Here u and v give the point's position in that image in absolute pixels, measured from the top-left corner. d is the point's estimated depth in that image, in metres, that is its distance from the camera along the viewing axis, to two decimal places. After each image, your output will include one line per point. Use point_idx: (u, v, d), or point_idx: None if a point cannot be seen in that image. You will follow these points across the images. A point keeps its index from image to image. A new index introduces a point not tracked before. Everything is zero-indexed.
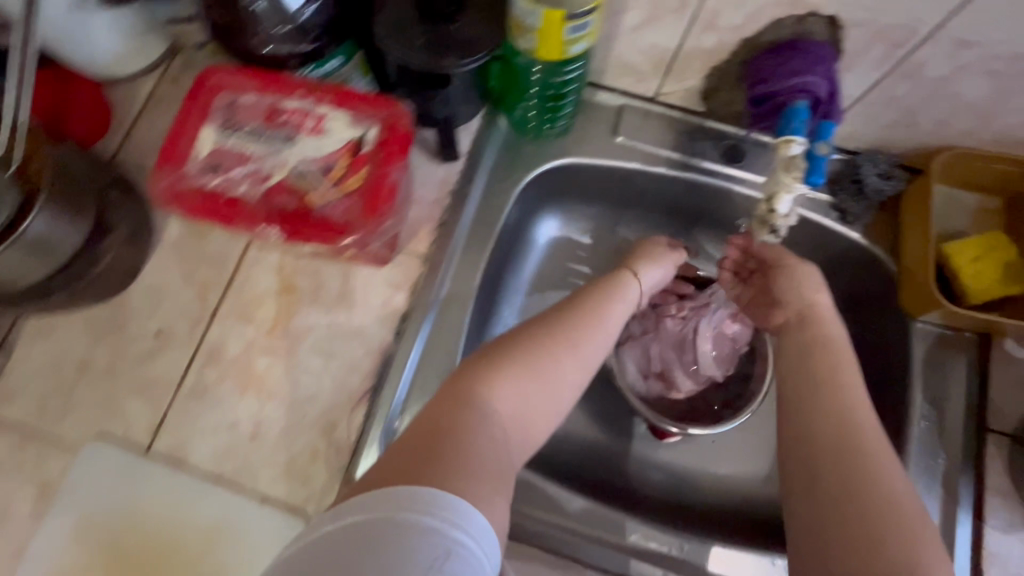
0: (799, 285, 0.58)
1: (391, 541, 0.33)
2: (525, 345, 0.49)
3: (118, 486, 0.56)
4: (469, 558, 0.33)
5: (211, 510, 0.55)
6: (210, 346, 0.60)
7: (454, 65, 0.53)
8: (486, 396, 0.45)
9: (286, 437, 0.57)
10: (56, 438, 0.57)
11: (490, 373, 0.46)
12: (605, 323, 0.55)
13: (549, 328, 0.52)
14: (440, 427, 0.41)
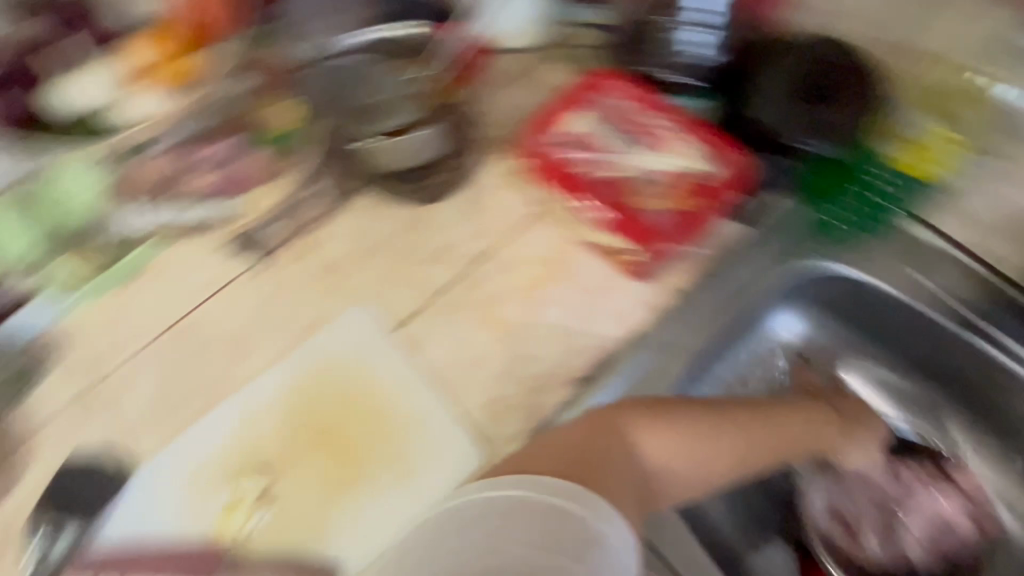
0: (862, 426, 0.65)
1: (546, 512, 0.44)
2: (694, 423, 0.56)
3: (365, 347, 0.66)
4: (608, 544, 0.42)
5: (422, 402, 0.63)
6: (476, 276, 0.69)
7: (795, 140, 0.61)
8: (644, 441, 0.54)
9: (499, 381, 0.63)
10: (340, 286, 0.69)
11: (650, 423, 0.55)
12: (763, 434, 0.59)
13: (739, 410, 0.59)
14: (597, 445, 0.53)
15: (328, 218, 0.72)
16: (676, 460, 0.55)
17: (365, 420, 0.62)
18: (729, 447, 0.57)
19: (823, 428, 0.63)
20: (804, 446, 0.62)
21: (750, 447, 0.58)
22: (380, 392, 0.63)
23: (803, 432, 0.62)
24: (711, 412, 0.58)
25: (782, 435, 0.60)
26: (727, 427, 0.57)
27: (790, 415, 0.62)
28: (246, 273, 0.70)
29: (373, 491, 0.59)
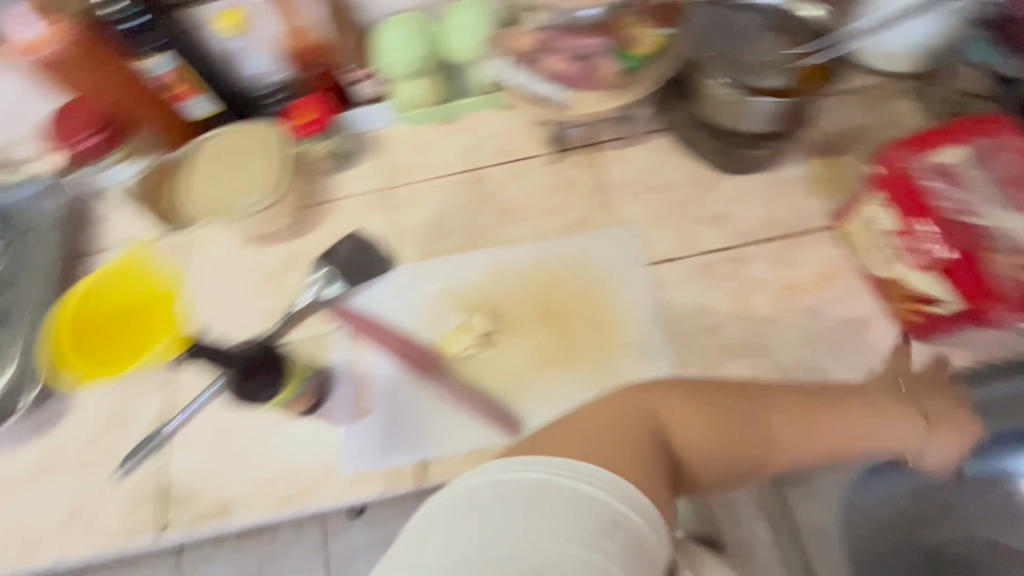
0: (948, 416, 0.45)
1: (548, 498, 0.35)
2: (728, 405, 0.44)
3: (619, 266, 0.69)
4: (629, 521, 0.35)
5: (648, 334, 0.65)
6: (741, 254, 0.69)
7: None
8: (668, 423, 0.42)
9: (726, 356, 0.64)
10: (614, 206, 0.74)
11: (671, 399, 0.43)
12: (840, 428, 0.44)
13: (801, 399, 0.45)
14: (620, 438, 0.39)
15: (627, 145, 0.78)
16: (721, 450, 0.43)
17: (595, 324, 0.66)
18: (773, 440, 0.44)
19: (904, 431, 0.45)
20: (879, 452, 0.46)
21: (798, 446, 0.44)
22: (618, 308, 0.67)
23: (887, 430, 0.45)
24: (745, 397, 0.45)
25: (854, 442, 0.45)
26: (770, 425, 0.44)
27: (866, 408, 0.45)
28: (541, 158, 0.78)
29: (577, 384, 0.63)
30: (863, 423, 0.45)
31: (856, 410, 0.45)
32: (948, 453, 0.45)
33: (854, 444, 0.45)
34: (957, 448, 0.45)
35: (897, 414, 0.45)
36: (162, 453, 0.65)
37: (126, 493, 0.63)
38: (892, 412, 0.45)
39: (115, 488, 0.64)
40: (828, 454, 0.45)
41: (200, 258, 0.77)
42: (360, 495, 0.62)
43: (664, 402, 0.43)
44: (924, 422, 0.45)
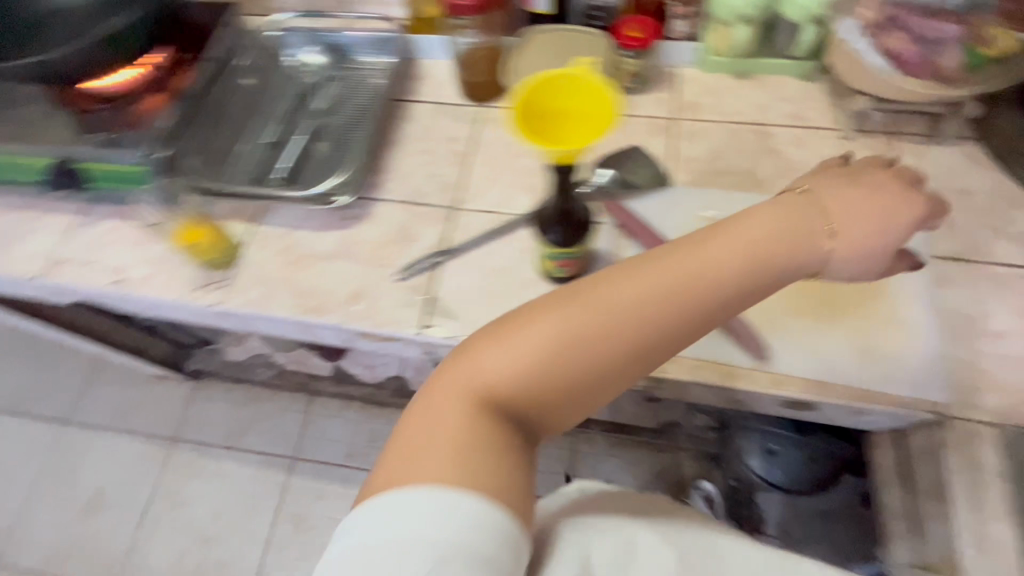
0: (862, 213, 0.49)
1: (403, 540, 0.37)
2: (560, 319, 0.43)
3: None
4: (499, 520, 0.38)
5: (921, 320, 0.64)
6: None
7: None
8: (494, 376, 0.42)
9: (999, 364, 0.62)
10: None
11: (486, 346, 0.43)
12: (711, 264, 0.45)
13: (658, 258, 0.45)
14: (467, 413, 0.42)
15: (930, 142, 0.77)
16: (606, 365, 0.44)
17: (864, 292, 0.67)
18: (608, 337, 0.43)
19: (806, 231, 0.48)
20: (808, 259, 0.48)
21: (663, 325, 0.44)
22: (891, 285, 0.67)
23: (799, 231, 0.48)
24: (569, 292, 0.44)
25: (718, 265, 0.46)
26: (603, 318, 0.43)
27: (716, 237, 0.47)
28: (834, 132, 0.79)
29: (835, 339, 0.65)
30: (710, 243, 0.46)
31: (715, 237, 0.47)
32: (912, 216, 0.50)
33: (723, 274, 0.45)
34: (877, 216, 0.49)
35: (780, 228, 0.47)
36: (436, 271, 0.75)
37: (402, 292, 0.75)
38: (752, 212, 0.48)
39: (394, 285, 0.75)
40: (699, 296, 0.45)
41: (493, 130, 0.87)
42: None
43: (466, 364, 0.43)
44: (827, 233, 0.48)
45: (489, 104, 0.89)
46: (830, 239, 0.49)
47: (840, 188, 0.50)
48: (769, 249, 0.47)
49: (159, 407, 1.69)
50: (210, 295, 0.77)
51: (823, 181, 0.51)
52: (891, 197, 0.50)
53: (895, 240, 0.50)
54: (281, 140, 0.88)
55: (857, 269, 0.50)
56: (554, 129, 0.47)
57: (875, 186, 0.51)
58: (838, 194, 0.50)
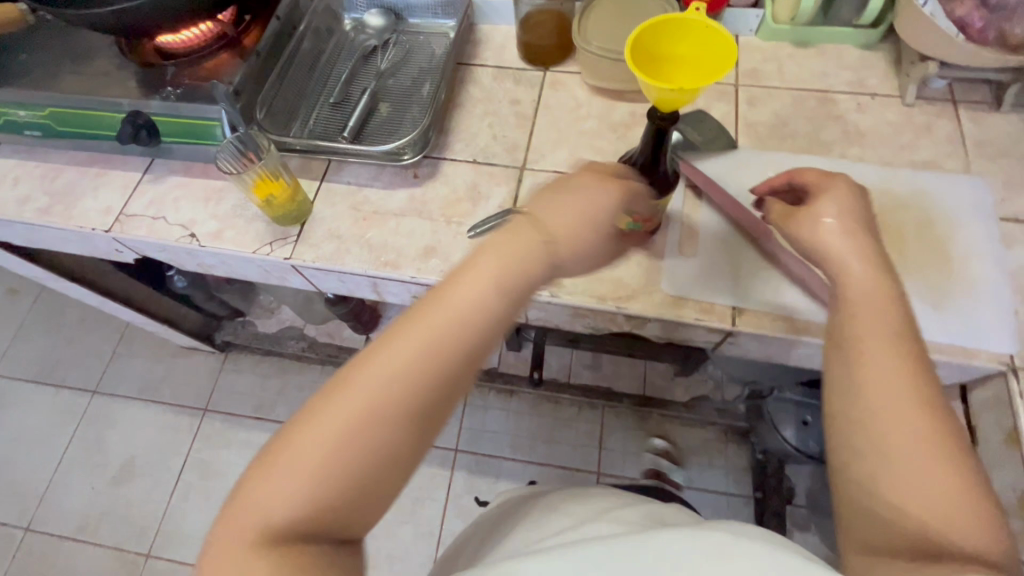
0: (560, 208, 0.50)
1: None
2: (306, 439, 0.40)
3: (965, 209, 0.71)
4: None
5: (989, 276, 0.67)
6: None
7: None
8: (241, 518, 0.40)
9: None
10: (969, 159, 0.75)
11: (262, 477, 0.41)
12: (478, 298, 0.45)
13: (373, 347, 0.43)
14: (262, 548, 0.39)
15: (991, 109, 0.79)
16: (404, 425, 0.42)
17: (933, 250, 0.69)
18: (384, 413, 0.41)
19: (524, 253, 0.47)
20: (577, 250, 0.50)
21: (433, 384, 0.43)
22: (959, 244, 0.69)
23: (515, 261, 0.47)
24: (302, 410, 0.42)
25: (435, 357, 0.43)
26: (361, 399, 0.41)
27: (441, 290, 0.46)
28: (895, 99, 0.81)
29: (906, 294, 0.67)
30: (492, 265, 0.46)
31: (500, 239, 0.48)
32: (602, 204, 0.51)
33: (474, 312, 0.45)
34: (587, 211, 0.50)
35: (503, 266, 0.46)
36: None
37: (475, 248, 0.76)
38: (481, 248, 0.47)
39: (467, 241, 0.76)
40: (458, 348, 0.44)
41: (557, 94, 0.88)
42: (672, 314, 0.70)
43: (221, 517, 0.41)
44: (548, 242, 0.48)
45: (551, 69, 0.90)
46: (547, 270, 0.49)
47: (567, 196, 0.51)
48: (491, 294, 0.45)
49: (188, 380, 1.70)
50: (283, 250, 0.78)
51: (510, 230, 0.48)
52: (584, 208, 0.50)
53: (596, 248, 0.51)
54: (345, 99, 0.89)
55: (588, 260, 0.51)
56: (663, 69, 0.53)
57: (563, 202, 0.50)
58: (518, 244, 0.47)
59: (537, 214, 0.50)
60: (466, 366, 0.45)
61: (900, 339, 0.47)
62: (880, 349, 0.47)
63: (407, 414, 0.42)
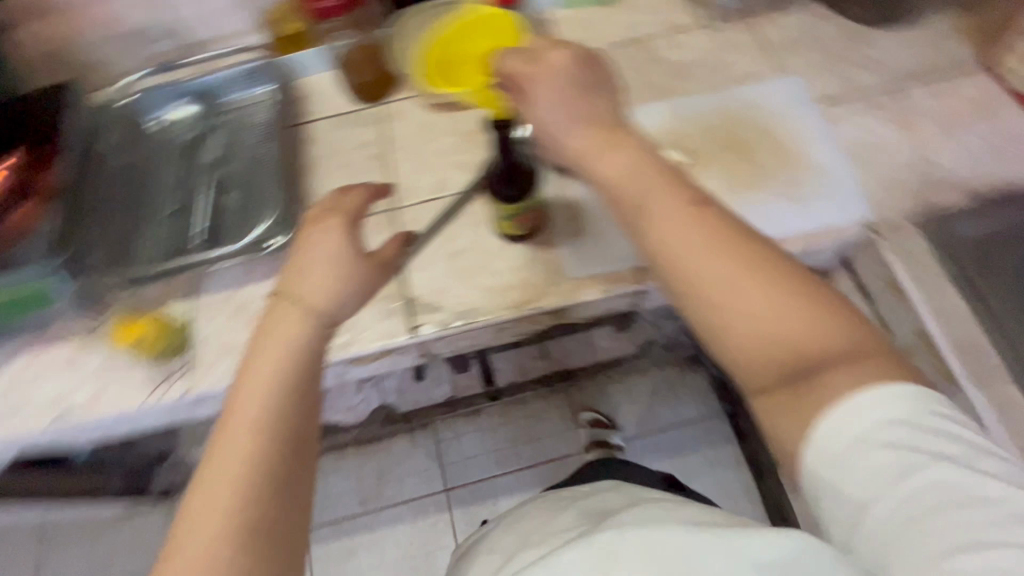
0: (308, 270, 0.52)
1: None
2: None
3: (789, 106, 0.79)
4: None
5: (827, 156, 0.74)
6: (901, 90, 0.77)
7: None
8: None
9: (899, 169, 0.73)
10: (778, 59, 0.82)
11: None
12: (268, 376, 0.46)
13: (198, 477, 0.42)
14: None
15: (779, 10, 0.86)
16: (268, 525, 0.41)
17: (777, 151, 0.75)
18: (242, 513, 0.40)
19: (294, 322, 0.49)
20: (345, 293, 0.53)
21: (269, 466, 0.42)
22: (795, 139, 0.76)
23: (288, 331, 0.48)
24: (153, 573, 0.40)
25: (256, 446, 0.43)
26: (212, 522, 0.40)
27: (232, 396, 0.45)
28: (700, 28, 0.87)
29: (770, 197, 0.73)
30: (259, 354, 0.47)
31: (274, 317, 0.49)
32: (339, 245, 0.54)
33: (269, 388, 0.45)
34: (332, 265, 0.53)
35: (269, 347, 0.47)
36: (403, 273, 0.74)
37: (378, 306, 0.73)
38: (256, 335, 0.49)
39: (367, 302, 0.73)
40: (283, 423, 0.44)
41: (401, 125, 0.86)
42: (584, 295, 0.72)
43: None
44: (301, 302, 0.50)
45: (385, 101, 0.88)
46: (325, 326, 0.50)
47: (311, 257, 0.53)
48: (286, 358, 0.47)
49: (139, 544, 1.52)
50: (176, 386, 0.71)
51: (266, 319, 0.50)
52: (327, 260, 0.53)
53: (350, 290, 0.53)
54: (185, 204, 0.82)
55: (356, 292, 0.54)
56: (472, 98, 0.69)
57: (309, 267, 0.53)
58: (283, 320, 0.49)
59: (290, 289, 0.52)
60: (299, 442, 0.44)
61: (692, 221, 0.44)
62: (657, 209, 0.45)
63: (268, 514, 0.41)
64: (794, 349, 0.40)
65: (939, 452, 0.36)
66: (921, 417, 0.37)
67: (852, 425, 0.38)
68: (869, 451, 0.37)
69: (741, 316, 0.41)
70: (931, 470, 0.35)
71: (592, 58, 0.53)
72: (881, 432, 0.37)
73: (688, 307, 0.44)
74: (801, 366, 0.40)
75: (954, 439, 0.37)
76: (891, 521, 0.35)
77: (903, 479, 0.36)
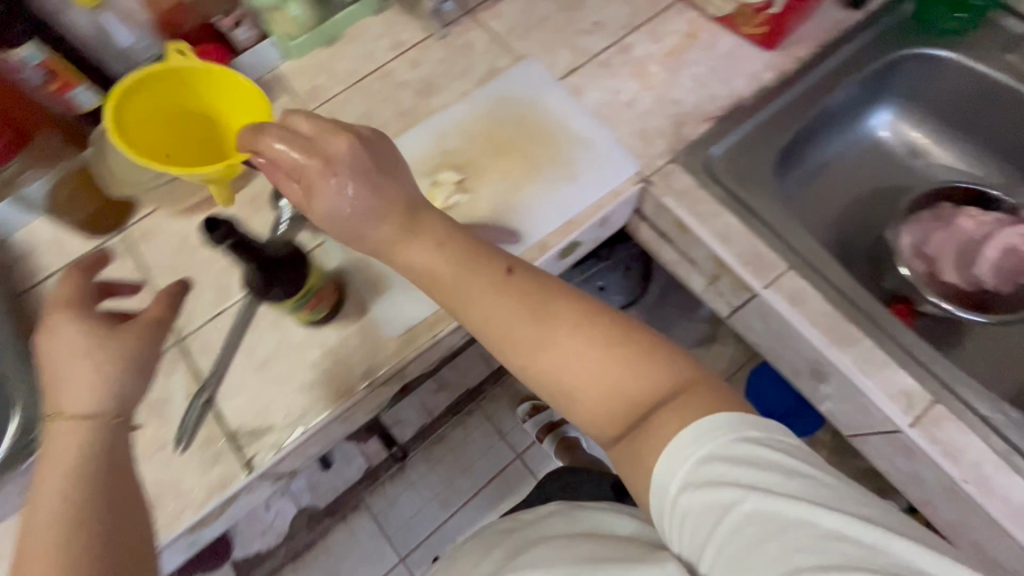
0: (60, 378, 0.47)
1: None
2: None
3: (535, 89, 0.79)
4: None
5: (584, 127, 0.76)
6: (625, 43, 0.81)
7: None
8: None
9: (647, 117, 0.76)
10: (511, 48, 0.83)
11: None
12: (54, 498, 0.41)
13: None
14: None
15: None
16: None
17: (540, 137, 0.76)
18: None
19: (67, 437, 0.44)
20: (121, 376, 0.48)
21: None
22: (551, 119, 0.77)
23: (63, 449, 0.44)
24: None
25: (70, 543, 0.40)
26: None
27: (22, 542, 0.41)
28: (430, 39, 0.85)
29: (548, 184, 0.73)
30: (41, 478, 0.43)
31: (51, 436, 0.45)
32: (84, 334, 0.48)
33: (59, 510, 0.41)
34: (90, 362, 0.47)
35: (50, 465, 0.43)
36: (215, 408, 0.66)
37: (197, 457, 0.64)
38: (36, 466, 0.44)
39: (184, 459, 0.64)
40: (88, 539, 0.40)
41: (155, 245, 0.74)
42: (413, 348, 0.68)
43: None
44: (65, 415, 0.45)
45: (128, 224, 0.75)
46: (112, 418, 0.46)
47: (55, 355, 0.48)
48: (74, 465, 0.43)
49: None
50: None
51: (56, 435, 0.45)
52: (83, 344, 0.48)
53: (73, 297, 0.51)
54: None
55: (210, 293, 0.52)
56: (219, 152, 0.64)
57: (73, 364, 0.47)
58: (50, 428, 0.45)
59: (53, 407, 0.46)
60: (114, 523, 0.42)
61: (527, 306, 0.48)
62: (484, 303, 0.49)
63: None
64: (631, 395, 0.46)
65: (750, 485, 0.39)
66: (732, 449, 0.41)
67: (675, 467, 0.42)
68: (693, 491, 0.41)
69: (581, 382, 0.46)
70: (745, 505, 0.39)
71: (369, 139, 0.52)
72: (700, 469, 0.41)
73: (536, 384, 0.48)
74: (641, 410, 0.45)
75: (767, 466, 0.40)
76: (718, 555, 0.39)
77: (723, 517, 0.39)
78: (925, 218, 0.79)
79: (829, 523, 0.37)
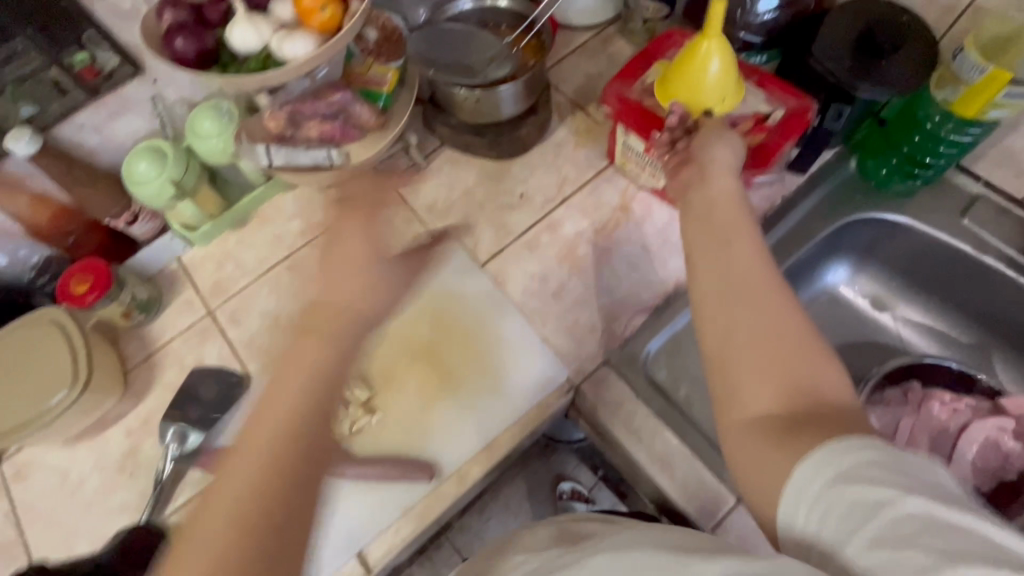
0: None
1: None
2: None
3: (457, 278, 0.73)
4: None
5: (507, 325, 0.69)
6: (552, 219, 0.76)
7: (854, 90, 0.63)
8: None
9: (577, 308, 0.70)
10: (431, 228, 0.78)
11: None
12: None
13: None
14: None
15: (417, 169, 0.81)
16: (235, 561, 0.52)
17: (460, 340, 0.69)
18: None
19: None
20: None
21: None
22: (474, 314, 0.70)
23: None
24: None
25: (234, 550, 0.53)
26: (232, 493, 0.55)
27: None
28: None
29: (467, 398, 0.66)
30: None
31: None
32: None
33: None
34: None
35: None
36: None
37: None
38: None
39: None
40: None
41: (29, 487, 0.66)
42: None
43: None
44: None
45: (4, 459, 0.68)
46: None
47: None
48: None
49: None
50: None
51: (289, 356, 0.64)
52: None
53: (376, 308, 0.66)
54: None
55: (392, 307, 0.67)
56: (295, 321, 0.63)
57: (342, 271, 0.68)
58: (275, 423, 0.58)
59: None
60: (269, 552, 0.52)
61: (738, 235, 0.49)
62: (740, 245, 0.48)
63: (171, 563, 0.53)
64: (813, 399, 0.40)
65: (912, 487, 0.33)
66: (894, 457, 0.35)
67: (830, 461, 0.35)
68: (849, 481, 0.34)
69: (757, 359, 0.42)
70: (908, 501, 0.32)
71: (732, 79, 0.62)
72: (857, 468, 0.35)
73: (727, 289, 0.45)
74: (817, 419, 0.39)
75: (921, 469, 0.34)
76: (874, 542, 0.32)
77: (880, 509, 0.33)
78: (891, 399, 0.70)
79: (1000, 538, 0.30)
